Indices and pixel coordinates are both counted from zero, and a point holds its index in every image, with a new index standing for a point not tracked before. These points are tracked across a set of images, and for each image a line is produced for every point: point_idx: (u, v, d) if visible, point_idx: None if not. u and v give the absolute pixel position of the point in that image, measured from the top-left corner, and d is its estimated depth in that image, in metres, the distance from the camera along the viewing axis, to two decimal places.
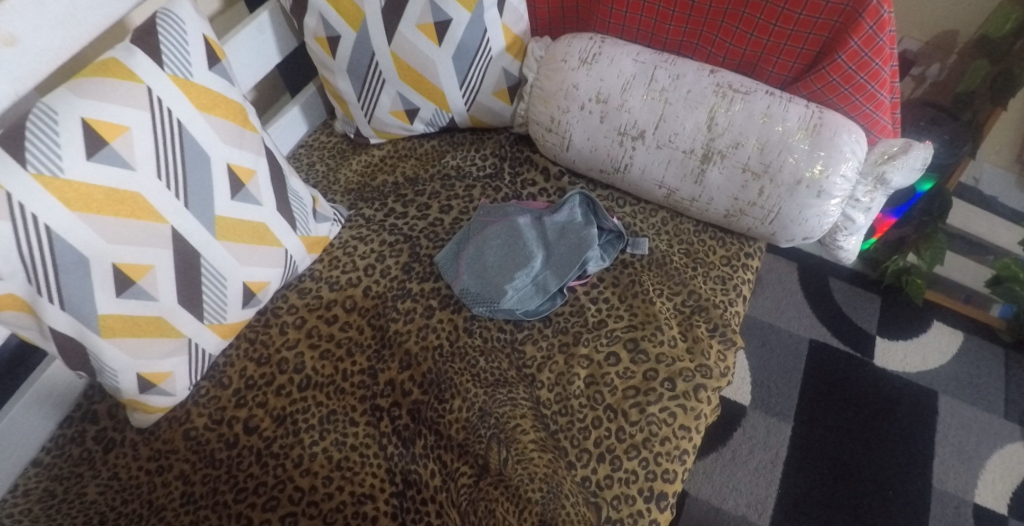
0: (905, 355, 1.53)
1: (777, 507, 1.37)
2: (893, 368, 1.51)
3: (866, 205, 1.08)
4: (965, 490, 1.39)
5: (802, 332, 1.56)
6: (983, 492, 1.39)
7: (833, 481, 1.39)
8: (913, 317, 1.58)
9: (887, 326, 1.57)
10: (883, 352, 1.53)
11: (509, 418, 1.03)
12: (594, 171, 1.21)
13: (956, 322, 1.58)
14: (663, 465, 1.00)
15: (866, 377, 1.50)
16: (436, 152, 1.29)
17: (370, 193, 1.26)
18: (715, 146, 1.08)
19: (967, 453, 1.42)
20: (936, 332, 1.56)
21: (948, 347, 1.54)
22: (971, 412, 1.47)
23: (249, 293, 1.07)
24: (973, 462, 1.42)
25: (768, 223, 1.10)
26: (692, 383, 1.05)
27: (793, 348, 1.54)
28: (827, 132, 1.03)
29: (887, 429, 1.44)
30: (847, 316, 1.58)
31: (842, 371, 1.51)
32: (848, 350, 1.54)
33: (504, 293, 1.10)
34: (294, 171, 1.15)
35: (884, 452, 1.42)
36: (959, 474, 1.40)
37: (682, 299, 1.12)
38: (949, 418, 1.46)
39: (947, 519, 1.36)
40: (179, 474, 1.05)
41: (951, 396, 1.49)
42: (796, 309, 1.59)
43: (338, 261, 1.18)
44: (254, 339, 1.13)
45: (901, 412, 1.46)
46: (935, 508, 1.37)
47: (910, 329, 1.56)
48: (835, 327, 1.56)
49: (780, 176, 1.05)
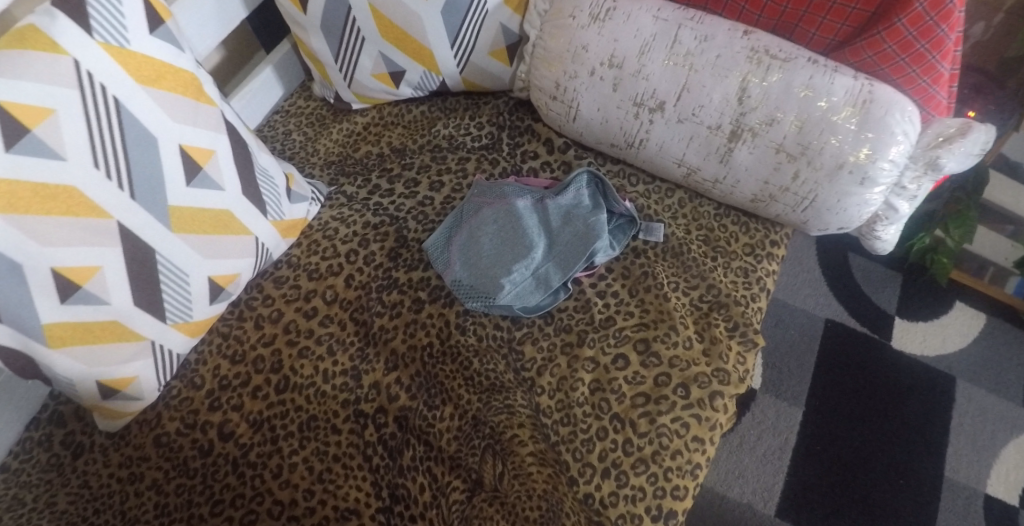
0: (924, 337, 1.43)
1: (784, 494, 1.30)
2: (911, 350, 1.42)
3: (913, 193, 0.95)
4: (976, 480, 1.31)
5: (818, 312, 1.46)
6: (995, 482, 1.31)
7: (843, 469, 1.31)
8: (934, 296, 1.47)
9: (907, 305, 1.46)
10: (901, 334, 1.43)
11: (506, 427, 0.94)
12: (603, 145, 1.08)
13: (979, 303, 1.47)
14: (673, 480, 0.91)
15: (884, 359, 1.41)
16: (428, 119, 1.15)
17: (352, 166, 1.13)
18: (745, 122, 0.95)
19: (983, 443, 1.34)
20: (958, 314, 1.46)
21: (969, 330, 1.44)
22: (989, 398, 1.38)
23: (217, 288, 0.96)
24: (988, 452, 1.33)
25: (800, 210, 0.98)
26: (708, 390, 0.95)
27: (809, 329, 1.44)
28: (878, 109, 0.89)
29: (902, 417, 1.36)
30: (866, 294, 1.47)
31: (857, 354, 1.41)
32: (866, 331, 1.44)
33: (501, 286, 0.99)
34: (264, 147, 1.01)
35: (898, 440, 1.34)
36: (971, 463, 1.32)
37: (700, 293, 1.01)
38: (966, 405, 1.37)
39: (957, 510, 1.28)
40: (151, 484, 0.95)
41: (969, 382, 1.39)
42: (814, 286, 1.49)
43: (317, 245, 1.06)
44: (228, 334, 1.02)
45: (917, 398, 1.37)
46: (945, 499, 1.29)
47: (933, 309, 1.46)
48: (853, 306, 1.46)
49: (819, 159, 0.92)
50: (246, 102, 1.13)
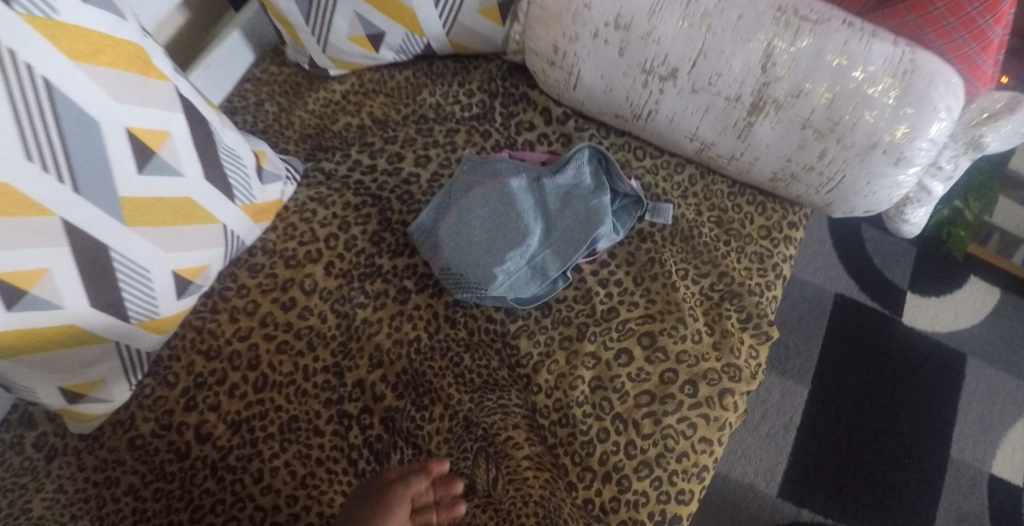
0: (936, 312, 1.36)
1: (787, 475, 1.24)
2: (922, 327, 1.35)
3: (949, 173, 0.88)
4: (982, 460, 1.26)
5: (828, 286, 1.37)
6: (1000, 462, 1.26)
7: (847, 448, 1.26)
8: (948, 269, 1.40)
9: (920, 279, 1.39)
10: (913, 309, 1.36)
11: (500, 429, 0.88)
12: (606, 116, 0.98)
13: (994, 277, 1.40)
14: (679, 484, 0.85)
15: (895, 336, 1.34)
16: (412, 86, 1.04)
17: (330, 140, 1.03)
18: (768, 93, 0.85)
19: (990, 422, 1.29)
20: (972, 289, 1.38)
21: (983, 306, 1.37)
22: (999, 377, 1.32)
23: (183, 282, 0.88)
24: (994, 431, 1.28)
25: (825, 192, 0.90)
26: (717, 387, 0.88)
27: (818, 304, 1.36)
28: (920, 81, 0.80)
29: (912, 395, 1.29)
30: (878, 267, 1.39)
31: (869, 331, 1.34)
32: (876, 307, 1.36)
33: (494, 278, 0.90)
34: (228, 123, 0.92)
35: (905, 420, 1.28)
36: (978, 442, 1.27)
37: (711, 281, 0.93)
38: (976, 384, 1.31)
39: (960, 490, 1.24)
40: (128, 489, 0.89)
41: (980, 359, 1.33)
42: (824, 258, 1.40)
43: (294, 229, 0.97)
44: (201, 328, 0.94)
45: (928, 375, 1.31)
46: (950, 479, 1.24)
47: (945, 283, 1.39)
48: (864, 280, 1.38)
49: (850, 136, 0.84)
50: (210, 72, 1.03)
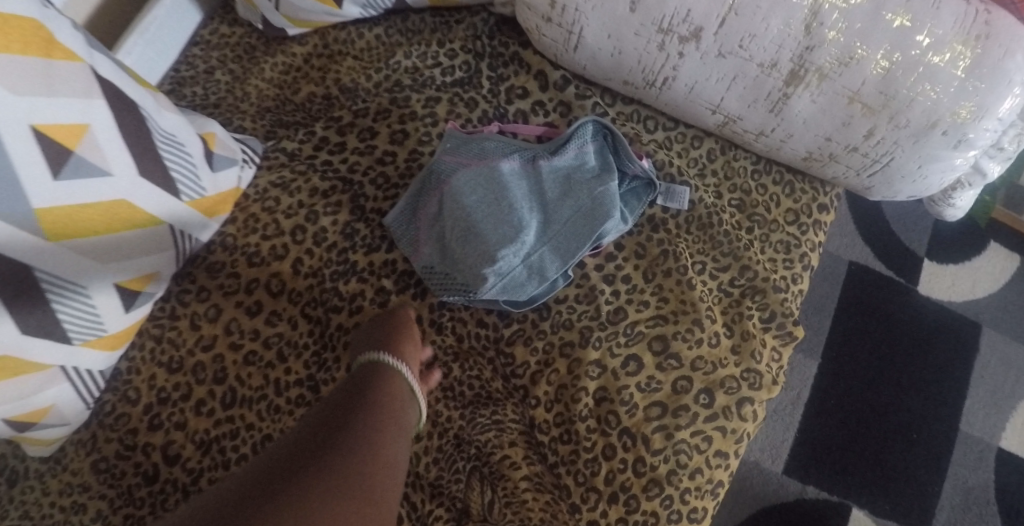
0: (954, 280, 1.28)
1: (793, 452, 1.16)
2: (938, 296, 1.26)
3: (1010, 154, 0.75)
4: (991, 433, 1.19)
5: (842, 252, 1.29)
6: (1010, 434, 1.19)
7: (855, 423, 1.18)
8: (968, 233, 1.31)
9: (940, 245, 1.29)
10: (930, 277, 1.27)
11: (495, 448, 0.79)
12: (613, 82, 0.85)
13: (1015, 242, 1.31)
14: (691, 503, 0.76)
15: (911, 306, 1.25)
16: (385, 46, 0.92)
17: (292, 114, 0.91)
18: (811, 60, 0.71)
19: (1003, 393, 1.21)
20: (991, 255, 1.30)
21: (1001, 272, 1.29)
22: (1013, 348, 1.24)
23: (130, 295, 0.77)
24: (1006, 403, 1.21)
25: (866, 175, 0.78)
26: (736, 396, 0.78)
27: (831, 271, 1.27)
28: (996, 49, 0.67)
29: (927, 366, 1.22)
30: (896, 231, 1.30)
31: (885, 300, 1.25)
32: (891, 275, 1.27)
33: (484, 280, 0.78)
34: (166, 103, 0.78)
35: (917, 393, 1.20)
36: (989, 415, 1.20)
37: (730, 276, 0.83)
38: (989, 354, 1.24)
39: (967, 463, 1.17)
40: (96, 516, 0.78)
41: (995, 328, 1.25)
42: (839, 221, 1.31)
43: (256, 221, 0.85)
44: (161, 337, 0.82)
45: (943, 344, 1.24)
46: (957, 452, 1.18)
47: (964, 249, 1.30)
48: (879, 245, 1.29)
49: (905, 114, 0.70)
50: (148, 38, 0.92)
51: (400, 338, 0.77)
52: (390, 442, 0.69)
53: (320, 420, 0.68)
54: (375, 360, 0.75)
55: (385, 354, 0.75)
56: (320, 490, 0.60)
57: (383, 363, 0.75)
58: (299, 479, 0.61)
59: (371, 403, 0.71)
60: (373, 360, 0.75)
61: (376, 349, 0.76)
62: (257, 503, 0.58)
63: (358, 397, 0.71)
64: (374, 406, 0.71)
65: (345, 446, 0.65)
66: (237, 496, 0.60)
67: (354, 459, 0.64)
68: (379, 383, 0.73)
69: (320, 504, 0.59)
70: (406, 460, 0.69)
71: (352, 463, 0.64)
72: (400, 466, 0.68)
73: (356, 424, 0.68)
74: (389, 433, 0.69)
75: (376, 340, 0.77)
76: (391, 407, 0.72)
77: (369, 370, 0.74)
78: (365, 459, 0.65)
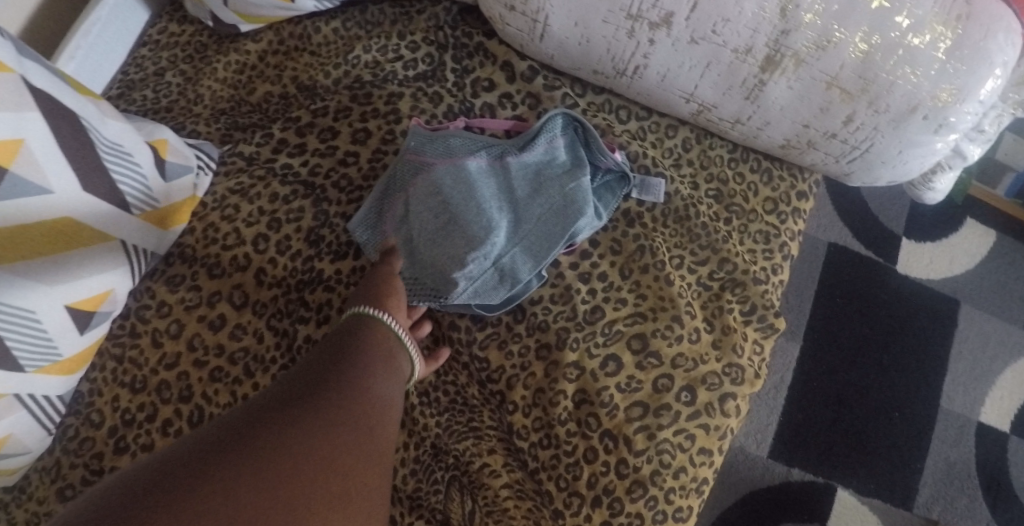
0: (932, 258, 1.27)
1: (778, 436, 1.16)
2: (917, 275, 1.26)
3: (990, 136, 0.74)
4: (972, 408, 1.19)
5: (820, 234, 1.27)
6: (989, 408, 1.19)
7: (838, 405, 1.17)
8: (943, 211, 1.31)
9: (916, 224, 1.29)
10: (908, 256, 1.27)
11: (473, 456, 0.77)
12: (583, 72, 0.81)
13: (990, 218, 1.31)
14: (676, 502, 0.74)
15: (890, 285, 1.24)
16: (344, 40, 0.88)
17: (248, 116, 0.87)
18: (787, 45, 0.68)
19: (982, 368, 1.21)
20: (966, 232, 1.30)
21: (978, 248, 1.29)
22: (991, 323, 1.24)
23: (84, 316, 0.73)
24: (985, 377, 1.21)
25: (845, 161, 0.76)
26: (718, 392, 0.77)
27: (810, 253, 1.26)
28: (977, 30, 0.64)
29: (909, 344, 1.21)
30: (873, 210, 1.29)
31: (865, 279, 1.24)
32: (869, 255, 1.26)
33: (455, 284, 0.75)
34: (110, 110, 0.74)
35: (899, 371, 1.20)
36: (969, 389, 1.20)
37: (709, 269, 0.81)
38: (968, 330, 1.23)
39: (950, 438, 1.17)
40: None
41: (974, 304, 1.25)
42: (817, 202, 1.29)
43: (216, 230, 0.81)
44: (122, 357, 0.79)
45: (923, 321, 1.23)
46: (939, 428, 1.18)
47: (940, 227, 1.29)
48: (856, 226, 1.28)
49: (884, 99, 0.68)
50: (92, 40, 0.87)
51: (390, 295, 0.74)
52: (383, 382, 0.67)
53: (308, 365, 0.65)
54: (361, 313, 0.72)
55: (370, 308, 0.72)
56: (315, 416, 0.58)
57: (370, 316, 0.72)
58: (301, 410, 0.58)
59: (359, 349, 0.68)
60: (357, 314, 0.72)
61: (362, 303, 0.73)
62: (260, 428, 0.55)
63: (346, 342, 0.69)
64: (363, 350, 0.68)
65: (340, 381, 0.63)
66: (230, 425, 0.56)
67: (352, 396, 0.62)
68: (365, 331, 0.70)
69: (314, 430, 0.56)
70: (400, 401, 0.68)
71: (346, 397, 0.62)
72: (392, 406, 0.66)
73: (349, 366, 0.65)
74: (381, 374, 0.67)
75: (364, 298, 0.73)
76: (381, 350, 0.70)
77: (354, 321, 0.71)
78: (363, 397, 0.63)
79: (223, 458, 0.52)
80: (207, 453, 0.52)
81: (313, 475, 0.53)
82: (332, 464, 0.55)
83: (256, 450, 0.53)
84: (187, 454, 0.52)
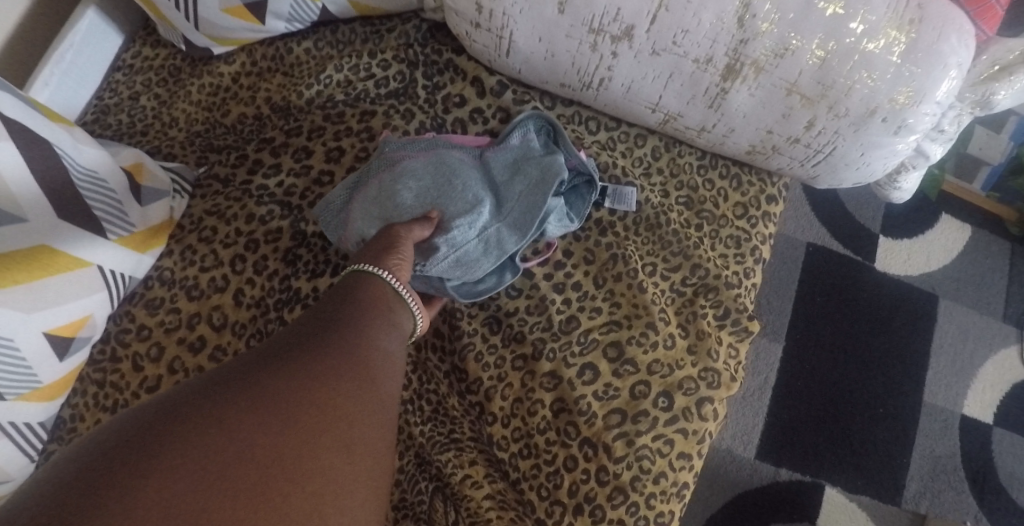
0: (910, 254, 1.28)
1: (764, 437, 1.16)
2: (896, 272, 1.27)
3: (951, 135, 0.75)
4: (955, 402, 1.20)
5: (798, 235, 1.28)
6: (972, 402, 1.21)
7: (823, 404, 1.18)
8: (920, 208, 1.32)
9: (893, 221, 1.30)
10: (886, 253, 1.28)
11: (455, 467, 0.77)
12: (550, 85, 0.82)
13: (965, 213, 1.32)
14: (657, 508, 0.75)
15: (869, 282, 1.26)
16: (315, 59, 0.89)
17: (223, 139, 0.88)
18: (746, 54, 0.69)
19: (963, 362, 1.23)
20: (943, 227, 1.31)
21: (954, 243, 1.30)
22: (970, 316, 1.26)
23: (63, 341, 0.74)
24: (967, 371, 1.22)
25: (810, 164, 0.77)
26: (694, 397, 0.77)
27: (789, 254, 1.26)
28: (930, 33, 0.65)
29: (890, 341, 1.22)
30: (849, 210, 1.30)
31: (844, 278, 1.25)
32: (848, 254, 1.27)
33: (436, 250, 0.76)
34: (84, 138, 0.75)
35: (881, 369, 1.21)
36: (952, 384, 1.21)
37: (682, 275, 0.82)
38: (948, 325, 1.25)
39: (934, 433, 1.18)
40: None
41: (953, 299, 1.27)
42: (794, 203, 1.30)
43: (193, 253, 0.82)
44: (103, 382, 0.79)
45: (904, 318, 1.24)
46: (924, 424, 1.19)
47: (917, 223, 1.31)
48: (834, 226, 1.29)
49: (843, 103, 0.69)
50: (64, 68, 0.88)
51: (398, 256, 0.71)
52: (383, 336, 0.66)
53: (308, 318, 0.65)
54: (366, 270, 0.69)
55: (370, 265, 0.69)
56: (308, 374, 0.57)
57: (374, 275, 0.69)
58: (293, 377, 0.57)
59: (358, 301, 0.66)
60: (358, 272, 0.69)
61: (362, 262, 0.70)
62: (253, 384, 0.55)
63: (340, 299, 0.66)
64: (362, 306, 0.66)
65: (337, 336, 0.62)
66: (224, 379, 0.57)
67: (348, 356, 0.60)
68: (366, 286, 0.68)
69: (308, 388, 0.56)
70: (400, 354, 0.67)
71: (344, 351, 0.61)
72: (393, 357, 0.65)
73: (346, 323, 0.64)
74: (381, 326, 0.66)
75: (369, 255, 0.71)
76: (377, 305, 0.67)
77: (355, 277, 0.69)
78: (360, 355, 0.61)
79: (209, 425, 0.52)
80: (197, 414, 0.53)
81: (302, 438, 0.53)
82: (326, 430, 0.55)
83: (247, 421, 0.53)
84: (181, 410, 0.53)
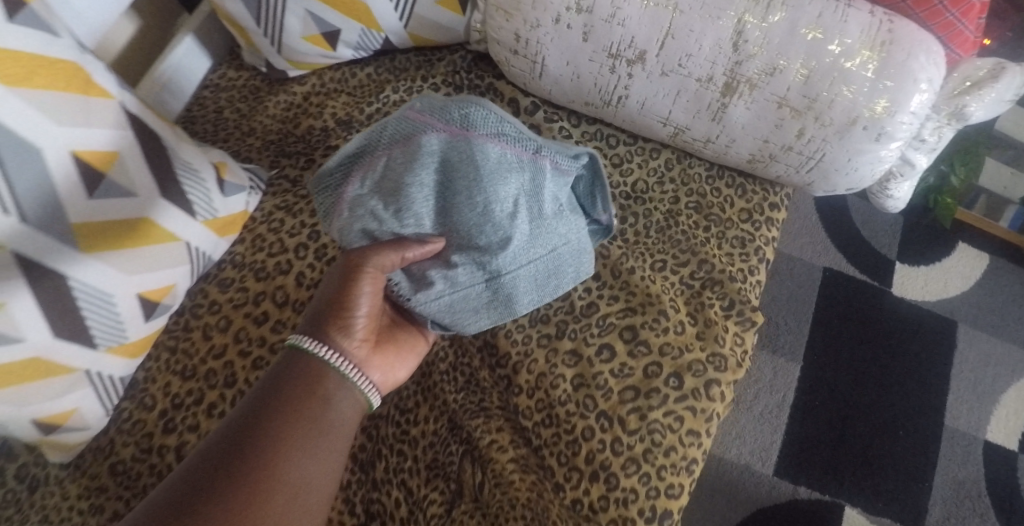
0: (926, 281, 1.36)
1: (782, 454, 1.21)
2: (913, 297, 1.34)
3: (932, 145, 0.86)
4: (977, 428, 1.25)
5: (815, 260, 1.37)
6: (995, 427, 1.25)
7: (841, 423, 1.24)
8: (936, 239, 1.39)
9: (907, 249, 1.38)
10: (903, 279, 1.35)
11: (483, 433, 0.86)
12: (577, 104, 0.95)
13: (981, 244, 1.40)
14: (668, 479, 0.82)
15: (883, 308, 1.33)
16: (376, 82, 1.04)
17: (294, 145, 1.01)
18: (741, 72, 0.81)
19: (983, 389, 1.28)
20: (961, 255, 1.38)
21: (973, 271, 1.37)
22: (990, 342, 1.32)
23: (150, 304, 0.86)
24: (989, 396, 1.28)
25: (805, 171, 0.87)
26: (703, 378, 0.85)
27: (805, 279, 1.35)
28: (899, 52, 0.77)
29: (907, 364, 1.29)
30: (865, 239, 1.39)
31: (859, 304, 1.33)
32: (865, 279, 1.35)
33: (432, 285, 0.80)
34: (184, 137, 0.89)
35: (898, 389, 1.27)
36: (972, 410, 1.26)
37: (690, 270, 0.92)
38: (967, 351, 1.31)
39: (956, 456, 1.23)
40: (111, 517, 0.84)
41: (971, 325, 1.33)
42: (810, 232, 1.39)
43: (262, 240, 0.94)
44: (175, 348, 0.91)
45: (921, 342, 1.31)
46: (946, 448, 1.23)
47: (933, 252, 1.38)
48: (850, 254, 1.37)
49: (827, 114, 0.80)
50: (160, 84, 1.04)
51: (337, 330, 0.79)
52: (300, 461, 0.74)
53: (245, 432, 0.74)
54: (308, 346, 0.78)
55: (305, 341, 0.78)
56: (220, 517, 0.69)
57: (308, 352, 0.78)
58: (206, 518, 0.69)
59: (287, 418, 0.75)
60: (295, 348, 0.78)
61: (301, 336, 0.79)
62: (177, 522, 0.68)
63: (277, 407, 0.75)
64: (288, 407, 0.76)
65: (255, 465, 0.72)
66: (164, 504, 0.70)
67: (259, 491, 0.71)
68: (300, 370, 0.77)
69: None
70: (323, 470, 0.75)
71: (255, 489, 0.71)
72: (310, 481, 0.74)
73: (266, 453, 0.73)
74: (302, 449, 0.74)
75: (309, 332, 0.79)
76: (306, 415, 0.76)
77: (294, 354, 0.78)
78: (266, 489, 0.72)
79: None
80: None
81: None
82: None
83: None
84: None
